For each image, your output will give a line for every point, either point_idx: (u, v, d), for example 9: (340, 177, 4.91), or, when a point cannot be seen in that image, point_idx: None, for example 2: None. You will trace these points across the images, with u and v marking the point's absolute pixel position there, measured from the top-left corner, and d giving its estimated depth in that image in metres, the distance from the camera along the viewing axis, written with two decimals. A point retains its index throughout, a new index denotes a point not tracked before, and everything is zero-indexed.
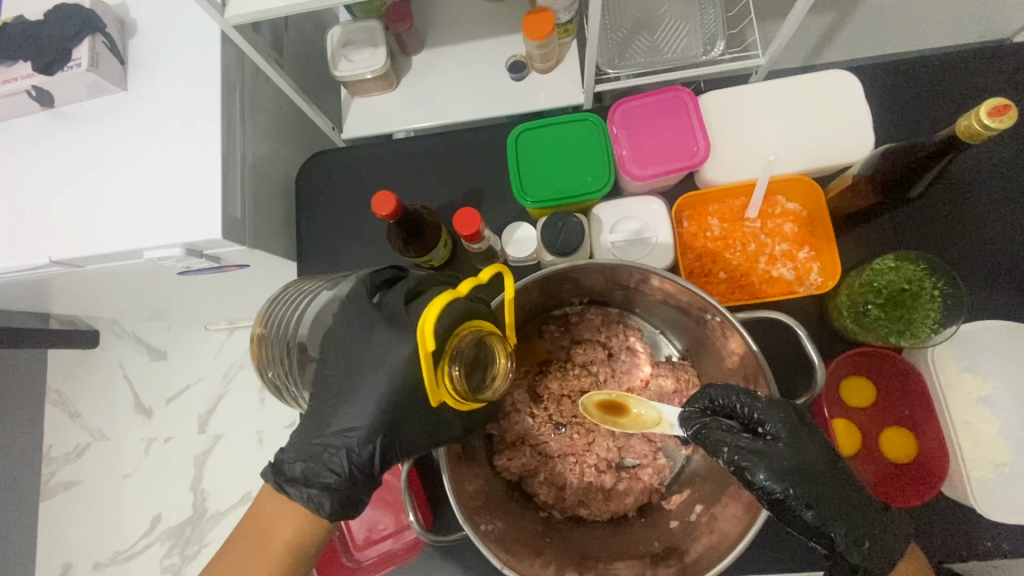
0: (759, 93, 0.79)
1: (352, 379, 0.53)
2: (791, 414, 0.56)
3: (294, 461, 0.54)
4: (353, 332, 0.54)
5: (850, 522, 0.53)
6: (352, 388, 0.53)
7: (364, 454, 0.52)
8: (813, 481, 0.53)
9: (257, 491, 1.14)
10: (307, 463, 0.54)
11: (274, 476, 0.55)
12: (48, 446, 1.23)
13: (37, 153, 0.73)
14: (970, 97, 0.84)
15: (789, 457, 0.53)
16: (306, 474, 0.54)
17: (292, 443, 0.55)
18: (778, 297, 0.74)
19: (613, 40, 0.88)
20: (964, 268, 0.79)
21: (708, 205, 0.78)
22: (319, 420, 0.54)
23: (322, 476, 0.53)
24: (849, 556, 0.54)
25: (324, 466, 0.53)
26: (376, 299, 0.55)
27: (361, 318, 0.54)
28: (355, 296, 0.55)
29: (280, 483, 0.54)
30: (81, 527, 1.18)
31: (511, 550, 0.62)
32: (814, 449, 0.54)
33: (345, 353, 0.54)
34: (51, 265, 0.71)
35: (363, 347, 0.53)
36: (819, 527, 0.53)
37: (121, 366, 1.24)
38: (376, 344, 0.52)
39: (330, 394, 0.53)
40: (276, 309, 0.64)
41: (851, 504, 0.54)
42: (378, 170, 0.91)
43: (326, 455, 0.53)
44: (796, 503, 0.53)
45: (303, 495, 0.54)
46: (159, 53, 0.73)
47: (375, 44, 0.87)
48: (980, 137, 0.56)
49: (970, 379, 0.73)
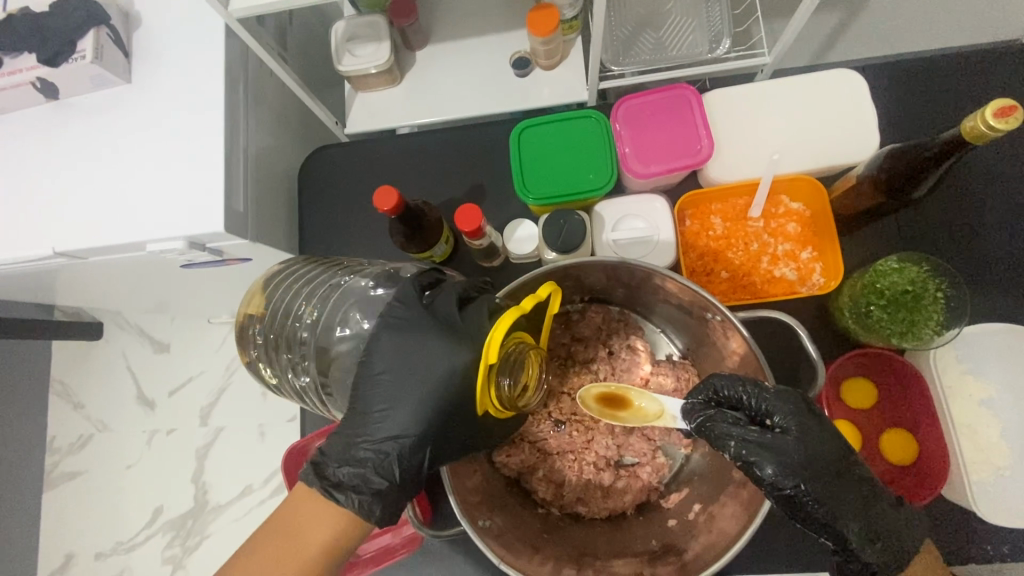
0: (764, 92, 0.79)
1: (403, 381, 0.52)
2: (801, 405, 0.55)
3: (342, 466, 0.53)
4: (405, 333, 0.53)
5: (860, 517, 0.53)
6: (403, 390, 0.52)
7: (417, 457, 0.53)
8: (822, 475, 0.52)
9: (258, 484, 1.15)
10: (357, 468, 0.53)
11: (320, 482, 0.53)
12: (52, 437, 1.24)
13: (42, 145, 0.73)
14: (975, 98, 0.84)
15: (798, 450, 0.53)
16: (359, 479, 0.53)
17: (339, 447, 0.54)
18: (780, 297, 0.74)
19: (617, 37, 0.87)
20: (968, 271, 0.78)
21: (711, 203, 0.78)
22: (369, 424, 0.53)
23: (373, 481, 0.53)
24: (858, 552, 0.54)
25: (375, 470, 0.53)
26: (427, 300, 0.56)
27: (415, 320, 0.54)
28: (406, 298, 0.55)
29: (328, 489, 0.53)
30: (83, 517, 1.19)
31: (509, 546, 0.62)
32: (823, 441, 0.54)
33: (394, 354, 0.53)
34: (55, 257, 0.72)
35: (415, 350, 0.53)
36: (830, 524, 0.53)
37: (124, 358, 1.25)
38: (421, 349, 0.52)
39: (381, 397, 0.53)
40: (289, 291, 0.68)
41: (861, 497, 0.54)
42: (382, 166, 0.91)
43: (378, 459, 0.53)
44: (806, 498, 0.52)
45: (353, 501, 0.53)
46: (164, 46, 0.73)
47: (379, 39, 0.87)
48: (985, 138, 0.56)
49: (972, 382, 0.72)
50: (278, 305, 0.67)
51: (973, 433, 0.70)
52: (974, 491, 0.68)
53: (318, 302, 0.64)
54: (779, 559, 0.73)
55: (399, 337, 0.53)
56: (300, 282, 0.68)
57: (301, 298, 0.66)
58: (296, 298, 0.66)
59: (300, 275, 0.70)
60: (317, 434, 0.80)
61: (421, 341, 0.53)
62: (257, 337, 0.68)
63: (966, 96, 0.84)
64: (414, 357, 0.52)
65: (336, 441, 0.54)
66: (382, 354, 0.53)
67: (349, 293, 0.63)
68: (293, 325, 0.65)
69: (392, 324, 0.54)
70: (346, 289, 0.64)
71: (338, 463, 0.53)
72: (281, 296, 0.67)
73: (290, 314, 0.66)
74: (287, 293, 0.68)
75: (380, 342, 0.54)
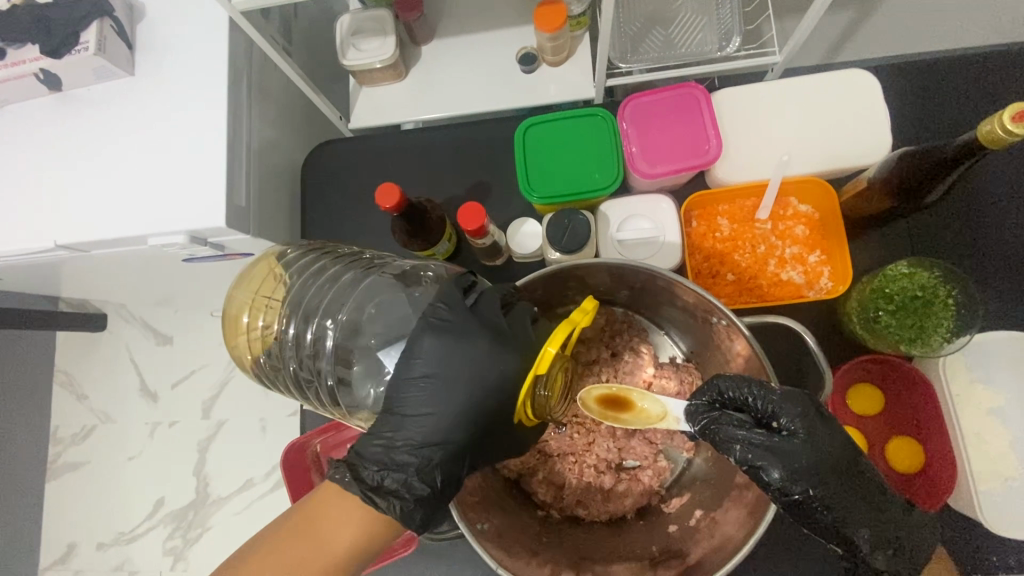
0: (773, 92, 0.78)
1: (454, 386, 0.51)
2: (807, 406, 0.53)
3: (383, 472, 0.52)
4: (451, 337, 0.52)
5: (870, 521, 0.52)
6: (450, 394, 0.51)
7: (456, 463, 0.53)
8: (829, 479, 0.52)
9: (259, 477, 1.15)
10: (399, 474, 0.52)
11: (360, 487, 0.51)
12: (55, 427, 1.24)
13: (45, 136, 0.72)
14: (989, 100, 0.82)
15: (805, 454, 0.51)
16: (401, 485, 0.52)
17: (378, 451, 0.52)
18: (787, 301, 0.73)
19: (626, 34, 0.86)
20: (979, 276, 0.77)
21: (718, 205, 0.77)
22: (410, 429, 0.52)
23: (415, 487, 0.52)
24: (868, 557, 0.53)
25: (415, 476, 0.52)
26: (473, 304, 0.55)
27: (464, 326, 0.52)
28: (454, 301, 0.54)
29: (368, 494, 0.51)
30: (86, 507, 1.20)
31: (508, 548, 0.62)
32: (831, 444, 0.52)
33: (439, 358, 0.52)
34: (57, 249, 0.71)
35: (464, 355, 0.52)
36: (839, 528, 0.52)
37: (128, 350, 1.25)
38: (453, 354, 0.52)
39: (430, 403, 0.51)
40: (303, 278, 0.63)
41: (870, 502, 0.53)
42: (387, 161, 0.90)
43: (420, 465, 0.52)
44: (814, 504, 0.51)
45: (394, 507, 0.52)
46: (167, 38, 0.72)
47: (384, 33, 0.87)
48: (1002, 142, 0.54)
49: (981, 390, 0.71)
50: (292, 293, 0.62)
51: (981, 442, 0.69)
52: (982, 501, 0.67)
53: (340, 294, 0.61)
54: (781, 565, 0.73)
55: (444, 340, 0.52)
56: (314, 269, 0.64)
57: (319, 287, 0.62)
58: (313, 286, 0.62)
59: (310, 262, 0.65)
60: (317, 431, 0.80)
61: (470, 346, 0.52)
62: (258, 323, 0.62)
63: (980, 98, 0.83)
64: (466, 363, 0.51)
65: (374, 445, 0.52)
66: (427, 357, 0.52)
67: (375, 288, 0.60)
68: (308, 315, 0.61)
69: (438, 326, 0.52)
70: (370, 283, 0.61)
71: (375, 467, 0.52)
72: (296, 284, 0.63)
73: (305, 303, 0.61)
74: (303, 281, 0.63)
75: (429, 345, 0.52)
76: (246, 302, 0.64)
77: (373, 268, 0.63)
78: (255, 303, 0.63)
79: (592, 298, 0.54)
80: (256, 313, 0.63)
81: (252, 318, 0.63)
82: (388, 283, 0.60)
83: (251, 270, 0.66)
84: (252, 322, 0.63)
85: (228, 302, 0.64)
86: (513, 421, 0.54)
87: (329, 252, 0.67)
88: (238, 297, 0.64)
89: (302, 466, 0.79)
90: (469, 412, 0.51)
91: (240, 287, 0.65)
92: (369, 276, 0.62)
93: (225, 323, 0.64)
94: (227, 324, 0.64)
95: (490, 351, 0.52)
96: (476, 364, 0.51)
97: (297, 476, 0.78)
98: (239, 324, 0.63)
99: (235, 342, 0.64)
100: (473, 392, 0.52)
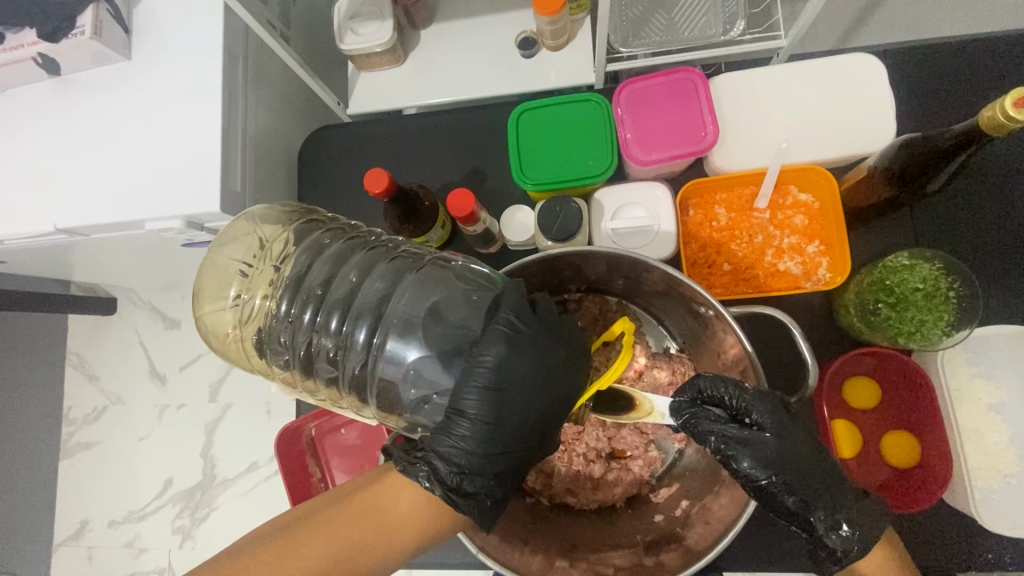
0: (774, 76, 0.76)
1: (529, 397, 0.51)
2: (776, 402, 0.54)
3: (462, 475, 0.50)
4: (522, 350, 0.51)
5: (829, 505, 0.52)
6: (512, 403, 0.50)
7: (517, 467, 0.53)
8: (799, 468, 0.52)
9: (264, 459, 1.16)
10: (478, 477, 0.51)
11: (441, 488, 0.50)
12: (68, 407, 1.27)
13: (47, 120, 0.73)
14: (1000, 85, 0.80)
15: (773, 445, 0.53)
16: (479, 488, 0.51)
17: (459, 453, 0.49)
18: (783, 292, 0.71)
19: (628, 16, 0.84)
20: (984, 268, 0.75)
21: (716, 193, 0.76)
22: (487, 436, 0.50)
23: (491, 490, 0.52)
24: (825, 538, 0.53)
25: (494, 480, 0.52)
26: (534, 312, 0.55)
27: (535, 337, 0.52)
28: (524, 311, 0.53)
29: (450, 495, 0.50)
30: (98, 486, 1.23)
31: (501, 535, 0.62)
32: (799, 435, 0.53)
33: (511, 370, 0.50)
34: (58, 233, 0.72)
35: (536, 367, 0.51)
36: (800, 512, 0.53)
37: (137, 333, 1.26)
38: (521, 366, 0.50)
39: (489, 410, 0.49)
40: (327, 263, 0.62)
41: (834, 486, 0.53)
42: (388, 148, 0.90)
43: (497, 469, 0.51)
44: (778, 489, 0.52)
45: (472, 506, 0.52)
46: (163, 21, 0.72)
47: (382, 17, 0.85)
48: (1004, 129, 0.53)
49: (980, 385, 0.70)
50: (313, 278, 0.61)
51: (977, 439, 0.68)
52: (978, 498, 0.66)
53: (377, 287, 0.59)
54: (774, 560, 0.72)
55: (521, 352, 0.51)
56: (338, 257, 0.62)
57: (349, 276, 0.61)
58: (342, 275, 0.61)
59: (332, 247, 0.63)
60: (311, 415, 0.81)
61: (540, 358, 0.52)
62: (253, 299, 0.62)
63: (990, 84, 0.80)
64: (537, 371, 0.51)
65: (450, 446, 0.49)
66: (495, 366, 0.50)
67: (424, 285, 0.58)
68: (336, 304, 0.59)
69: (512, 337, 0.51)
70: (405, 278, 0.59)
71: (453, 468, 0.50)
72: (314, 267, 0.62)
73: (331, 292, 0.60)
74: (321, 264, 0.62)
75: (500, 356, 0.50)
76: (235, 275, 0.63)
77: (415, 262, 0.61)
78: (248, 279, 0.63)
79: (626, 321, 0.67)
80: (253, 291, 0.62)
81: (247, 293, 0.62)
82: (438, 279, 0.58)
83: (234, 233, 0.66)
84: (245, 298, 0.62)
85: (208, 266, 0.64)
86: (549, 433, 0.54)
87: (350, 237, 0.65)
88: (227, 263, 0.64)
89: (297, 449, 0.81)
90: (534, 415, 0.51)
91: (225, 251, 0.64)
92: (412, 270, 0.60)
93: (200, 286, 0.63)
94: (203, 290, 0.63)
95: (563, 365, 0.53)
96: (545, 368, 0.52)
97: (292, 459, 0.80)
98: (227, 296, 0.62)
99: (216, 312, 0.63)
100: (531, 399, 0.51)
